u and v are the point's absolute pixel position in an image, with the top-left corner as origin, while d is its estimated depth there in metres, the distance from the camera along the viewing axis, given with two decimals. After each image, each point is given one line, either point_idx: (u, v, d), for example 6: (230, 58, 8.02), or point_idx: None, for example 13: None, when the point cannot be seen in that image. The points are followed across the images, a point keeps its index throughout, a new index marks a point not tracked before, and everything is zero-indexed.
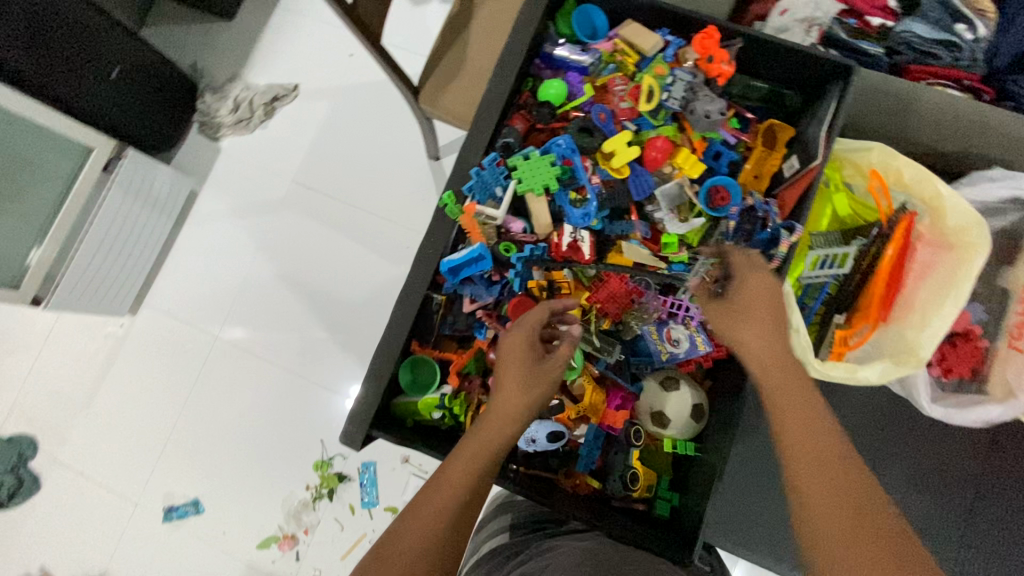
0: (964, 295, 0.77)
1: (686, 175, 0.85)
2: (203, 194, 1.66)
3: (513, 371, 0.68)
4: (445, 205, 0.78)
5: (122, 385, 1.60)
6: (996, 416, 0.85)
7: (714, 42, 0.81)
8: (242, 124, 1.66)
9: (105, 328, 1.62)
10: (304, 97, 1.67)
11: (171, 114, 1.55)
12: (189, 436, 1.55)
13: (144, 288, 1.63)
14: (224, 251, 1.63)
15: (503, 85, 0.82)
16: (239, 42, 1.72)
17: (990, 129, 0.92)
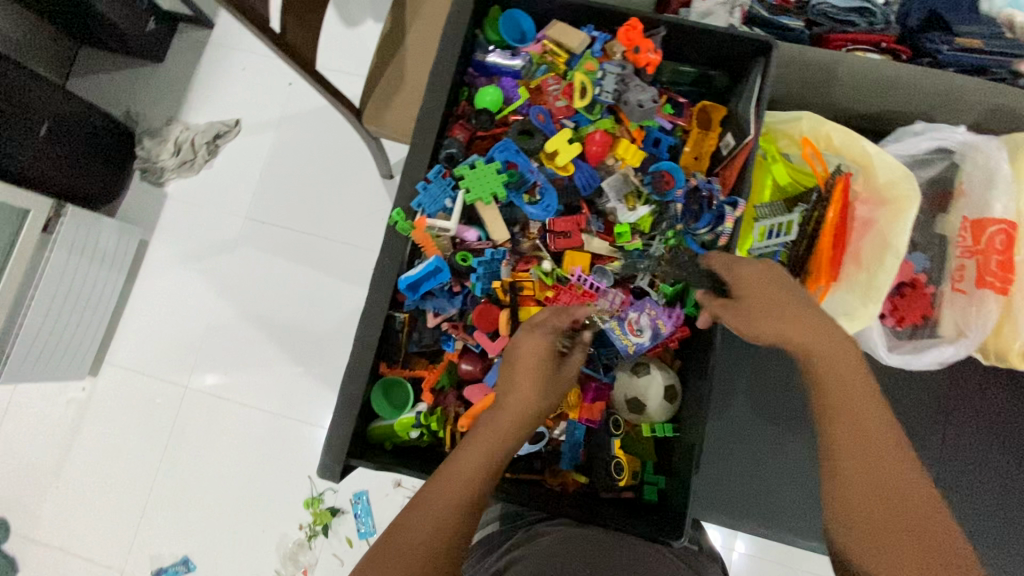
0: (900, 247, 0.81)
1: (627, 165, 0.87)
2: (154, 243, 1.61)
3: (533, 374, 0.67)
4: (395, 223, 0.78)
5: (92, 450, 1.53)
6: (950, 356, 0.87)
7: (638, 33, 0.83)
8: (186, 166, 1.63)
9: (67, 394, 1.55)
10: (247, 132, 1.65)
11: (108, 161, 1.50)
12: (171, 493, 1.49)
13: (104, 347, 1.57)
14: (185, 298, 1.59)
15: (439, 97, 0.82)
16: (173, 84, 1.68)
17: (905, 88, 0.98)
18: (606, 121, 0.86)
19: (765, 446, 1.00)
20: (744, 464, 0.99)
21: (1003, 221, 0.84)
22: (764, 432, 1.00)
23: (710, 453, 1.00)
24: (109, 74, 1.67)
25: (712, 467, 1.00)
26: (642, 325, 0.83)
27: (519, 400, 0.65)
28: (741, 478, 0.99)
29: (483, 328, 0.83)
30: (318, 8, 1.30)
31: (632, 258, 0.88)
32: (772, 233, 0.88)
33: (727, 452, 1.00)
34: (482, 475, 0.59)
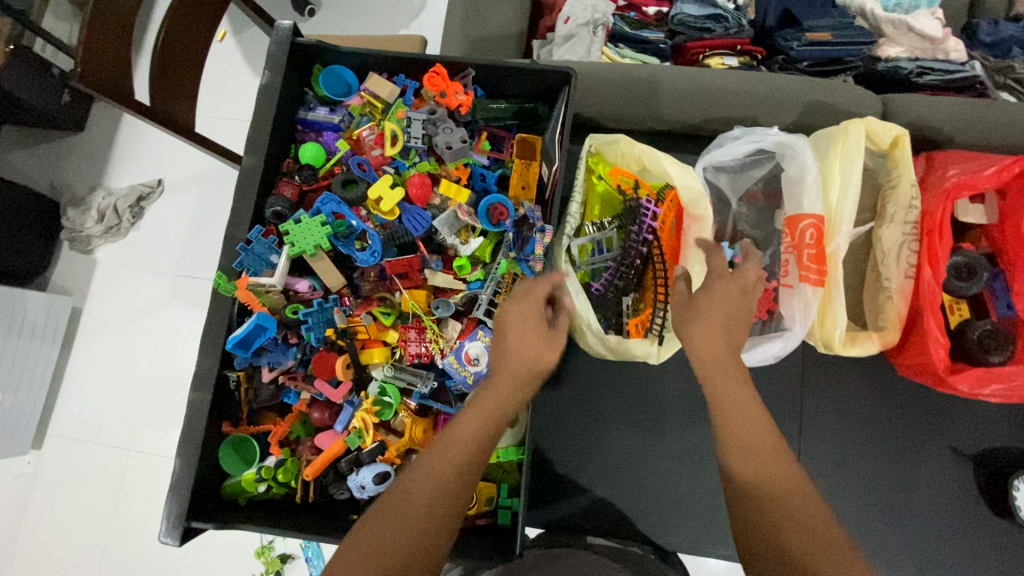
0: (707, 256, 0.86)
1: (455, 202, 0.90)
2: (84, 311, 1.64)
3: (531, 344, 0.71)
4: (217, 286, 0.79)
5: (42, 523, 1.54)
6: (780, 350, 0.89)
7: (441, 79, 0.88)
8: (113, 231, 1.65)
9: (14, 469, 1.57)
10: (170, 190, 1.68)
11: (30, 238, 1.54)
12: (122, 557, 1.51)
13: (45, 419, 1.59)
14: (116, 362, 1.61)
15: (258, 157, 0.84)
16: (86, 154, 1.70)
17: (726, 95, 1.02)
18: (425, 164, 0.91)
19: (628, 460, 1.05)
20: (616, 473, 1.05)
21: (812, 215, 0.88)
22: (627, 443, 1.06)
23: (592, 462, 1.05)
24: (29, 150, 1.70)
25: (596, 474, 1.05)
26: (477, 354, 0.86)
27: (514, 374, 0.69)
28: (613, 491, 1.04)
29: (324, 376, 0.86)
30: (191, 72, 1.34)
31: (474, 288, 0.90)
32: (597, 249, 0.93)
33: (593, 469, 1.05)
34: (481, 437, 0.64)
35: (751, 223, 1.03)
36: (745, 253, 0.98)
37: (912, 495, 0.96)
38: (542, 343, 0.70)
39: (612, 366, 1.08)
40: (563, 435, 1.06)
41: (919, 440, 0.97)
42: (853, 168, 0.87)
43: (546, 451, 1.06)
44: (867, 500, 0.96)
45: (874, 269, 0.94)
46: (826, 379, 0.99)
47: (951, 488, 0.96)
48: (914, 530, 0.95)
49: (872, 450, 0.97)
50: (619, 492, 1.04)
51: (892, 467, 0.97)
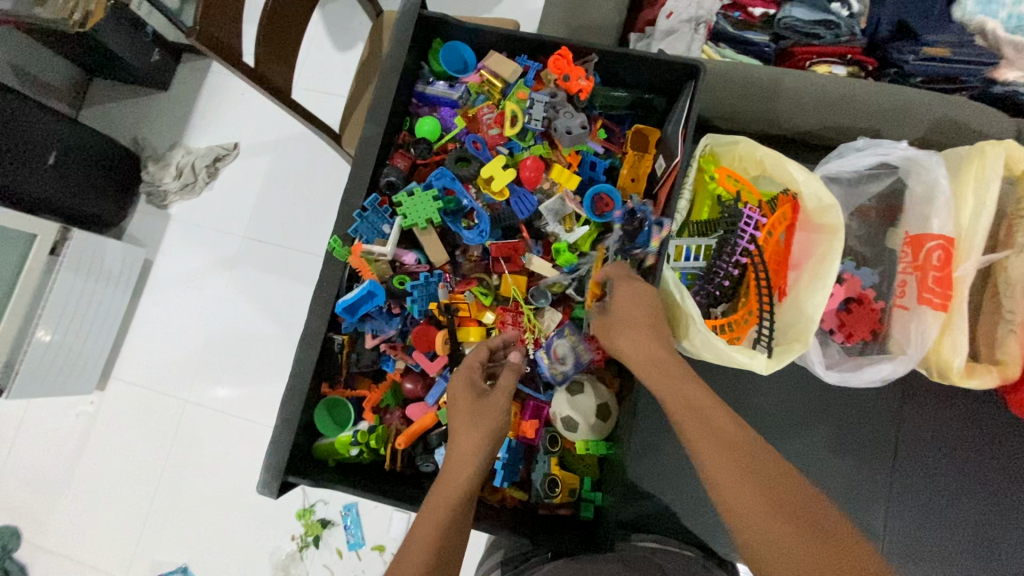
0: (831, 283, 0.80)
1: (563, 189, 0.90)
2: (160, 261, 1.70)
3: (461, 418, 0.71)
4: (332, 249, 0.81)
5: (99, 461, 1.61)
6: (890, 373, 0.85)
7: (567, 63, 0.87)
8: (189, 188, 1.70)
9: (78, 407, 1.64)
10: (243, 155, 1.72)
11: (112, 191, 1.62)
12: (171, 502, 1.57)
13: (113, 362, 1.66)
14: (184, 315, 1.66)
15: (380, 126, 0.86)
16: (174, 110, 1.76)
17: (851, 104, 0.98)
18: (538, 147, 0.90)
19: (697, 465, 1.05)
20: (684, 477, 1.06)
21: (940, 237, 0.84)
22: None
23: (662, 463, 1.07)
24: (121, 103, 1.76)
25: (664, 476, 1.06)
26: (565, 354, 0.87)
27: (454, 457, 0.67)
28: (677, 497, 1.05)
29: (422, 349, 0.86)
30: (290, 41, 1.36)
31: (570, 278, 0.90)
32: (688, 255, 0.91)
33: (663, 473, 1.06)
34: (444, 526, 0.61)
35: (861, 240, 1.00)
36: (853, 270, 0.96)
37: (1001, 540, 0.92)
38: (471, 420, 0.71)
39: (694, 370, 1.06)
40: (646, 439, 1.08)
41: (1017, 487, 0.92)
42: (989, 190, 0.83)
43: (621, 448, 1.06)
44: (955, 541, 0.92)
45: (993, 299, 0.90)
46: (927, 411, 0.94)
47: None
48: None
49: (968, 492, 0.93)
50: (685, 494, 1.06)
51: (984, 510, 0.92)
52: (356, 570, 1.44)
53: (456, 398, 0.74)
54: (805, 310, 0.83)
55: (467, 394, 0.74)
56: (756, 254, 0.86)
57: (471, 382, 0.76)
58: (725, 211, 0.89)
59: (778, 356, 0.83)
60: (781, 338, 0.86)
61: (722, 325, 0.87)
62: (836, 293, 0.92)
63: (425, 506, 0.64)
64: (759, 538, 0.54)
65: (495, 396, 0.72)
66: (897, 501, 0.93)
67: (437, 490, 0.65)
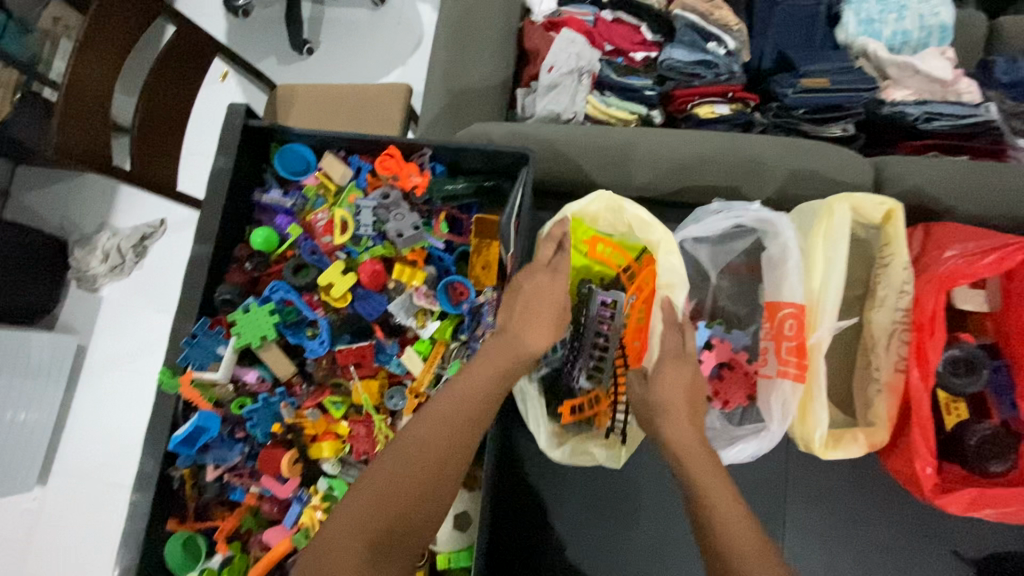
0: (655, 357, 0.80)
1: (411, 285, 0.87)
2: (92, 348, 1.65)
3: (546, 302, 0.70)
4: (161, 382, 0.78)
5: (42, 561, 1.55)
6: (754, 452, 0.83)
7: (395, 162, 0.85)
8: (117, 269, 1.66)
9: (20, 505, 1.58)
10: (171, 230, 1.70)
11: (42, 276, 1.58)
12: None
13: (50, 456, 1.60)
14: (116, 402, 1.62)
15: (209, 246, 0.83)
16: (93, 197, 1.74)
17: (703, 164, 0.96)
18: (378, 249, 0.87)
19: (609, 534, 0.95)
20: (600, 551, 0.95)
21: (791, 304, 0.82)
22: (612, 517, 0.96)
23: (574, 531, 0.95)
24: (42, 190, 1.74)
25: (579, 546, 0.95)
26: None
27: (524, 329, 0.67)
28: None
29: (271, 473, 0.82)
30: (177, 129, 1.35)
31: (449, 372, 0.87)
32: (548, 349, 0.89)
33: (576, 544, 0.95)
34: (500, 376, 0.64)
35: (730, 299, 0.97)
36: (723, 333, 0.93)
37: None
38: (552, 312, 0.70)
39: None
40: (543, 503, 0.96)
41: (920, 542, 0.89)
42: (837, 251, 0.81)
43: (525, 522, 0.96)
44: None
45: (865, 356, 0.87)
46: (813, 471, 0.91)
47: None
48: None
49: (872, 552, 0.89)
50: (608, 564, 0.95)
51: (890, 566, 0.88)
52: None
53: (544, 288, 0.71)
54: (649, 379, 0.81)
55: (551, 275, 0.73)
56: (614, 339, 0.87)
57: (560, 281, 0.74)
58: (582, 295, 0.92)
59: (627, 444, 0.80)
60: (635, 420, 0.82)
61: (579, 404, 0.86)
62: (706, 362, 0.90)
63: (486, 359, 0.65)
64: (718, 509, 0.60)
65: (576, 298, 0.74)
66: (804, 565, 0.89)
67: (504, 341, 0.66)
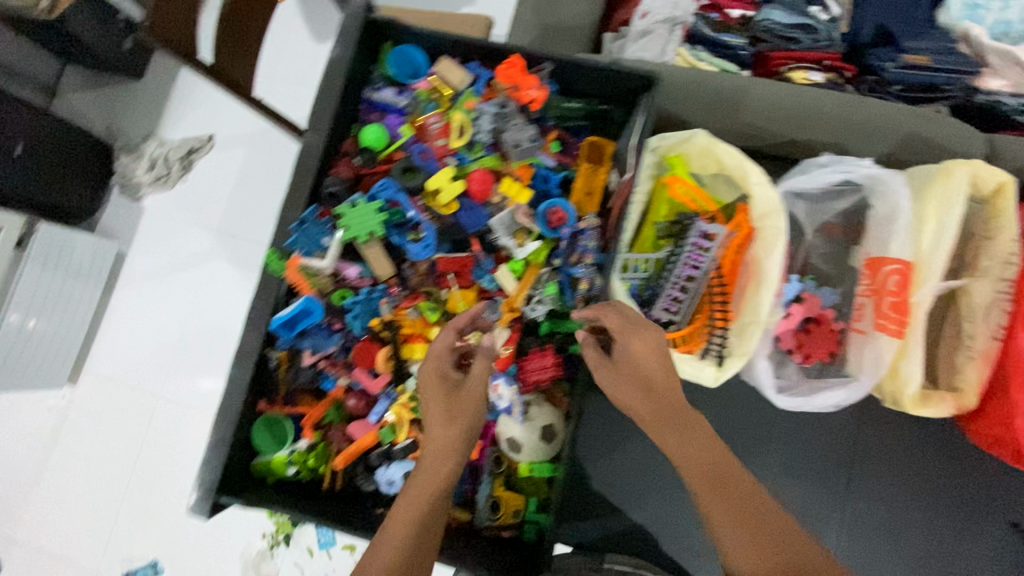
0: (775, 281, 0.80)
1: (515, 202, 0.86)
2: (132, 257, 1.64)
3: (439, 406, 0.68)
4: (268, 263, 0.79)
5: (72, 456, 1.59)
6: (842, 399, 0.83)
7: (517, 71, 0.83)
8: (161, 181, 1.62)
9: (49, 401, 1.62)
10: (218, 147, 1.63)
11: (89, 179, 1.55)
12: (144, 496, 1.54)
13: (83, 355, 1.62)
14: (154, 311, 1.62)
15: (322, 136, 0.82)
16: (143, 100, 1.68)
17: (815, 116, 0.95)
18: (488, 159, 0.86)
19: (661, 474, 1.07)
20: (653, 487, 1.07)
21: (898, 260, 0.81)
22: (658, 466, 1.07)
23: (624, 471, 1.08)
24: (92, 93, 1.68)
25: (630, 483, 1.07)
26: (504, 393, 0.84)
27: (434, 439, 0.66)
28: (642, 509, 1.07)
29: (364, 366, 0.84)
30: (258, 28, 1.29)
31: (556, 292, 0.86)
32: (635, 268, 0.89)
33: (621, 476, 1.08)
34: (428, 488, 0.64)
35: (820, 257, 0.97)
36: (814, 289, 0.93)
37: (959, 562, 0.93)
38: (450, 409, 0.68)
39: None
40: (603, 444, 1.08)
41: (973, 515, 0.93)
42: (952, 216, 0.80)
43: (586, 456, 1.08)
44: (907, 563, 0.94)
45: (954, 325, 0.87)
46: (882, 433, 0.95)
47: (996, 558, 0.93)
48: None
49: (926, 514, 0.94)
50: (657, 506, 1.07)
51: (940, 528, 0.94)
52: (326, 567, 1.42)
53: (428, 392, 0.69)
54: (756, 307, 0.81)
55: (442, 382, 0.70)
56: (714, 272, 0.85)
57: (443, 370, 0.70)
58: (681, 224, 0.88)
59: (728, 365, 0.82)
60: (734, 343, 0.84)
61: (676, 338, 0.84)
62: (794, 314, 0.91)
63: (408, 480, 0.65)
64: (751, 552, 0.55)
65: (470, 385, 0.69)
66: (858, 520, 0.94)
67: (424, 460, 0.66)
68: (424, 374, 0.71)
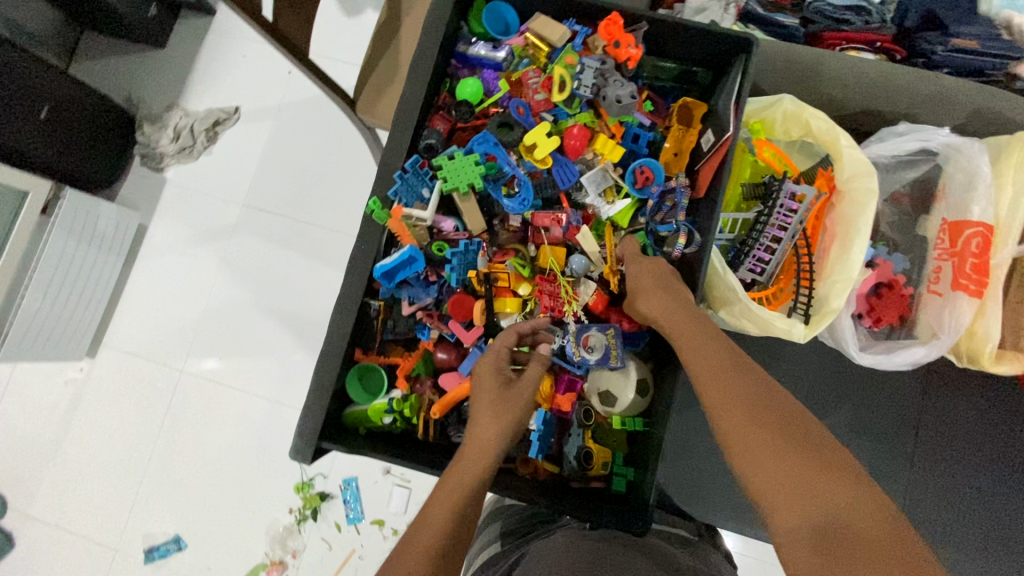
0: (866, 235, 0.83)
1: (606, 160, 0.87)
2: (155, 227, 1.56)
3: (485, 400, 0.73)
4: (371, 211, 0.79)
5: (88, 430, 1.48)
6: (921, 356, 0.88)
7: (618, 28, 0.84)
8: (185, 152, 1.56)
9: (65, 373, 1.51)
10: (246, 120, 1.58)
11: (111, 147, 1.48)
12: (166, 470, 1.45)
13: (103, 327, 1.53)
14: (180, 280, 1.54)
15: (421, 88, 0.83)
16: (171, 66, 1.62)
17: (891, 87, 0.98)
18: (585, 116, 0.87)
19: None
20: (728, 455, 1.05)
21: (980, 224, 0.86)
22: None
23: (700, 437, 1.06)
24: (111, 60, 1.62)
25: (707, 449, 1.05)
26: (596, 344, 0.84)
27: (479, 430, 0.70)
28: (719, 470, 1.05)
29: (459, 318, 0.85)
30: None
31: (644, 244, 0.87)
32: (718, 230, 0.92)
33: (700, 432, 1.06)
34: (476, 473, 0.66)
35: (889, 226, 0.98)
36: (885, 255, 0.94)
37: (1007, 514, 1.02)
38: (497, 404, 0.72)
39: None
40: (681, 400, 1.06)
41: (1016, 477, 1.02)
42: None
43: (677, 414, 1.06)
44: (956, 516, 1.02)
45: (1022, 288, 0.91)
46: (951, 394, 1.04)
47: None
48: (992, 538, 1.01)
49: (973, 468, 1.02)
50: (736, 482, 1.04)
51: (989, 486, 1.02)
52: (357, 543, 1.35)
53: (484, 386, 0.75)
54: (845, 265, 0.84)
55: (494, 378, 0.75)
56: (802, 231, 0.87)
57: (497, 369, 0.76)
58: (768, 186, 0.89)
59: (816, 324, 0.85)
60: (822, 302, 0.87)
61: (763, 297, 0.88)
62: (868, 278, 0.92)
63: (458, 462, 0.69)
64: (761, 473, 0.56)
65: (521, 385, 0.74)
66: (917, 477, 1.02)
67: (466, 451, 0.69)
68: (477, 369, 0.76)
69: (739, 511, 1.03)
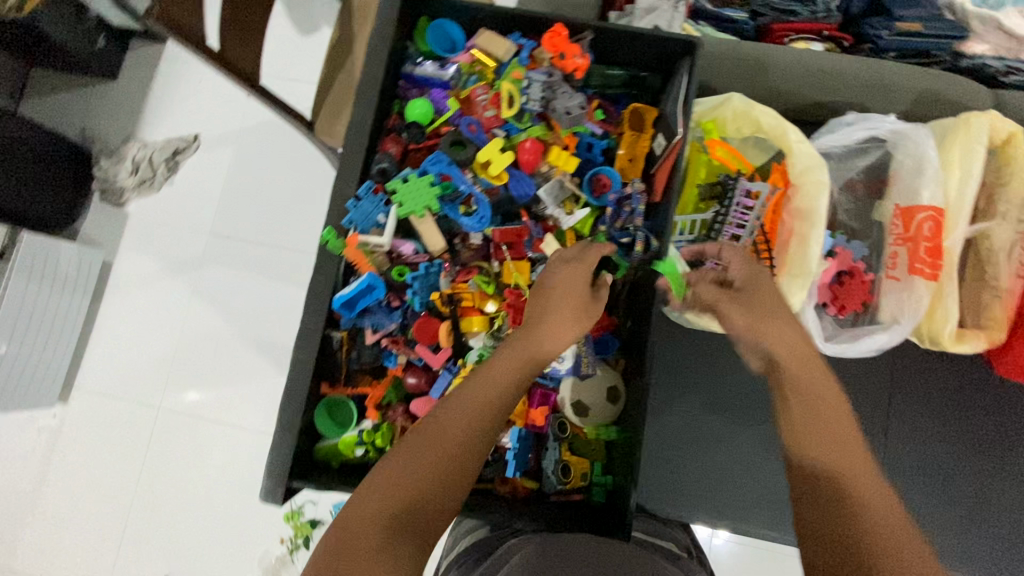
0: (822, 227, 0.85)
1: (562, 171, 0.86)
2: (118, 264, 1.52)
3: (554, 303, 0.69)
4: (326, 242, 0.77)
5: (65, 479, 1.44)
6: (884, 343, 0.89)
7: (562, 40, 0.84)
8: (146, 184, 1.52)
9: (37, 422, 1.46)
10: (206, 148, 1.54)
11: (68, 185, 1.44)
12: (150, 513, 1.41)
13: (73, 372, 1.48)
14: (149, 316, 1.50)
15: (370, 112, 0.81)
16: (121, 98, 1.57)
17: (838, 77, 0.99)
18: (537, 129, 0.87)
19: (708, 436, 1.06)
20: (709, 451, 1.05)
21: (931, 208, 0.87)
22: (712, 430, 1.06)
23: (681, 435, 1.07)
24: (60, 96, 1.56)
25: (688, 449, 1.06)
26: (566, 355, 0.86)
27: (541, 330, 0.67)
28: (702, 465, 1.05)
29: (424, 342, 0.85)
30: None
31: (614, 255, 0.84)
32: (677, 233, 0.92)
33: (679, 433, 1.06)
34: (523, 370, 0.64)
35: (846, 213, 0.99)
36: (844, 243, 0.95)
37: (983, 481, 1.04)
38: (566, 311, 0.68)
39: (670, 347, 1.08)
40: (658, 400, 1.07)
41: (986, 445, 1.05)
42: (973, 163, 0.87)
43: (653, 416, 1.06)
44: (932, 488, 1.04)
45: (978, 266, 0.94)
46: (919, 372, 1.06)
47: (1000, 473, 1.04)
48: (971, 506, 1.04)
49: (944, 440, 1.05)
50: (719, 476, 1.05)
51: (961, 455, 1.04)
52: None
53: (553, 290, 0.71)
54: (805, 259, 0.85)
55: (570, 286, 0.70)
56: (758, 228, 0.89)
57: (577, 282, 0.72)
58: (724, 185, 0.90)
59: None
60: None
61: None
62: (830, 267, 0.92)
63: (497, 366, 0.64)
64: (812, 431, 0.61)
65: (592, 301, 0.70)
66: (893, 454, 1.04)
67: (520, 343, 0.66)
68: (552, 272, 0.72)
69: (725, 505, 1.04)
